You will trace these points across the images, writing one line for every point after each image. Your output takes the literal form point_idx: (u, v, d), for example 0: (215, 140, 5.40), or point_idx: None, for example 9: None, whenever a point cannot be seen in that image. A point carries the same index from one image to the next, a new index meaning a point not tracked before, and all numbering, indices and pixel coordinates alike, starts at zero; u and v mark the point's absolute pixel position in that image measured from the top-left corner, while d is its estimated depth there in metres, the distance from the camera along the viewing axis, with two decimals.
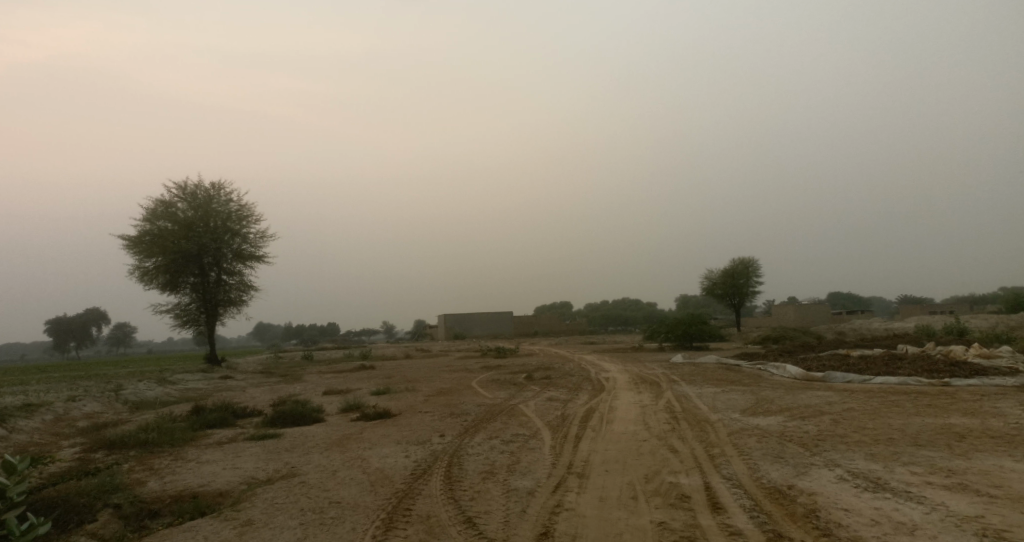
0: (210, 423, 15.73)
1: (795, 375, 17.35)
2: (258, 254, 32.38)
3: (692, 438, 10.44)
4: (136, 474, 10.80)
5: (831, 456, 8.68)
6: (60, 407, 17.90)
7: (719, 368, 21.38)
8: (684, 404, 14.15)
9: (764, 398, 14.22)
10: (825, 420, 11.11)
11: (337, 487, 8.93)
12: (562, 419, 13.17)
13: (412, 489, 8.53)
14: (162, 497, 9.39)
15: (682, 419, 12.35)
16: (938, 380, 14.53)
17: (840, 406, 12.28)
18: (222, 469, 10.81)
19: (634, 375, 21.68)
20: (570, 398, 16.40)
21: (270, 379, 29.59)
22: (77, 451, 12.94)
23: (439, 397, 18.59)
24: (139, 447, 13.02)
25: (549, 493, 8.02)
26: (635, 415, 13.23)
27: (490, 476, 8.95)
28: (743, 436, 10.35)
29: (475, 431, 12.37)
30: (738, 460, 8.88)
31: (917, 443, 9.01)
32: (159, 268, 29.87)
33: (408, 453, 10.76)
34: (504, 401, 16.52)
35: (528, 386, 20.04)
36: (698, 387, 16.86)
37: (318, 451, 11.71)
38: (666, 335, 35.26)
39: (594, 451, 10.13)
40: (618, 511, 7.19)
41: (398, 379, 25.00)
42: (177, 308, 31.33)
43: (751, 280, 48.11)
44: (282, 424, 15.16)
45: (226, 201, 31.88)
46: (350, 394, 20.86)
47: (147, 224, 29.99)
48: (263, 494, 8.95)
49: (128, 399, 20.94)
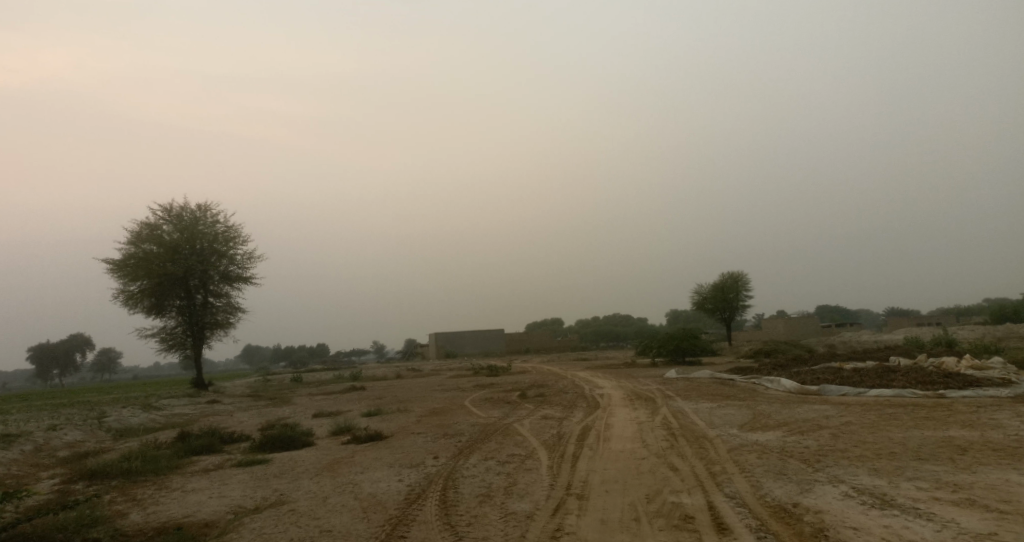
0: (196, 449, 15.36)
1: (789, 389, 17.21)
2: (245, 276, 32.01)
3: (691, 456, 10.24)
4: (119, 505, 10.44)
5: (835, 471, 8.50)
6: (41, 436, 17.44)
7: (713, 382, 21.22)
8: (680, 420, 13.95)
9: (761, 412, 14.05)
10: (825, 434, 10.95)
11: (329, 515, 8.63)
12: (558, 438, 12.92)
13: (407, 515, 8.24)
14: (146, 529, 9.06)
15: (680, 435, 12.14)
16: (933, 392, 14.43)
17: (838, 420, 12.13)
18: (208, 498, 10.48)
19: (628, 391, 21.47)
20: (565, 416, 16.15)
21: (259, 403, 29.11)
22: (58, 482, 12.54)
23: (431, 417, 18.29)
24: (123, 477, 12.64)
25: (548, 517, 7.77)
26: (631, 432, 13.02)
27: (487, 500, 8.68)
28: (742, 453, 10.16)
29: (470, 452, 12.10)
30: (740, 478, 8.68)
31: (920, 456, 8.85)
32: (144, 291, 29.43)
33: (401, 477, 10.47)
34: (498, 420, 16.26)
35: (522, 405, 19.78)
36: (693, 402, 16.68)
37: (308, 476, 11.38)
38: (658, 350, 35.09)
39: (593, 470, 9.89)
40: (620, 534, 6.96)
41: (389, 400, 24.65)
42: (162, 332, 30.86)
43: (740, 294, 48.15)
44: (271, 449, 14.80)
45: (212, 222, 31.55)
46: (340, 417, 20.48)
47: (132, 247, 29.60)
48: (251, 524, 8.64)
49: (112, 426, 20.46)
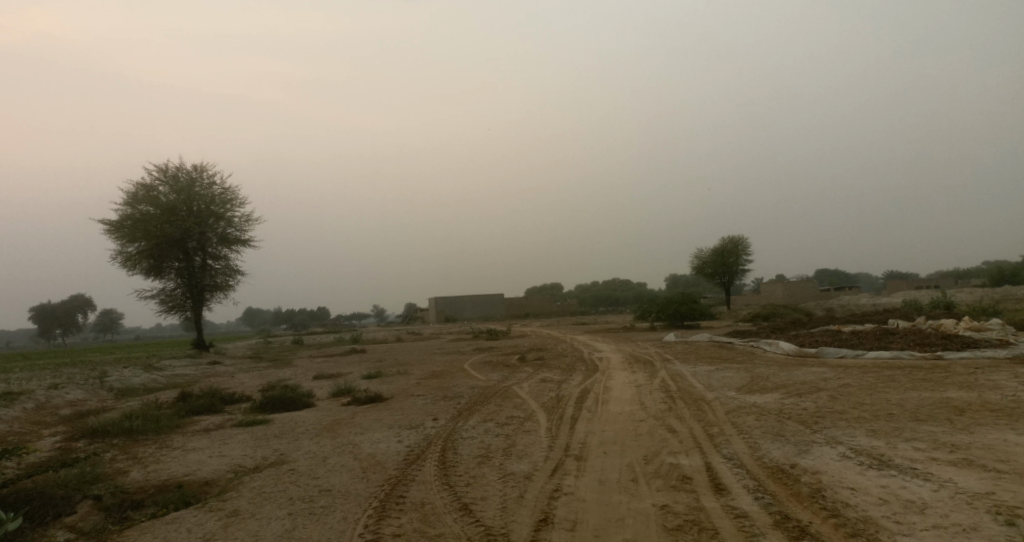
0: (197, 409, 15.44)
1: (788, 351, 17.25)
2: (243, 238, 31.86)
3: (689, 418, 10.27)
4: (119, 463, 10.50)
5: (833, 433, 8.52)
6: (43, 395, 17.51)
7: (712, 346, 21.29)
8: (679, 382, 13.99)
9: (759, 375, 14.07)
10: (823, 396, 10.97)
11: (328, 474, 8.67)
12: (556, 400, 12.98)
13: (406, 475, 8.29)
14: (146, 487, 9.12)
15: (678, 397, 12.17)
16: (930, 354, 14.45)
17: (837, 382, 12.15)
18: (208, 457, 10.54)
19: (627, 354, 21.54)
20: (564, 379, 16.21)
21: (259, 365, 29.25)
22: (59, 440, 12.62)
23: (430, 380, 18.34)
24: (123, 436, 12.71)
25: (546, 477, 7.80)
26: (630, 394, 13.06)
27: (485, 461, 8.71)
28: (740, 415, 10.18)
29: (469, 414, 12.13)
30: (738, 440, 8.69)
31: (918, 418, 8.86)
32: (142, 253, 29.31)
33: (400, 438, 10.51)
34: (497, 383, 16.31)
35: (521, 367, 19.85)
36: (691, 365, 16.72)
37: (308, 437, 11.45)
38: (657, 314, 35.16)
39: (592, 432, 9.92)
40: (618, 494, 6.98)
41: (389, 362, 24.76)
42: (162, 294, 30.85)
43: (740, 258, 48.05)
44: (271, 410, 14.86)
45: (208, 184, 31.27)
46: (340, 378, 20.58)
47: (129, 208, 29.38)
48: (251, 483, 8.68)
49: (114, 386, 20.56)
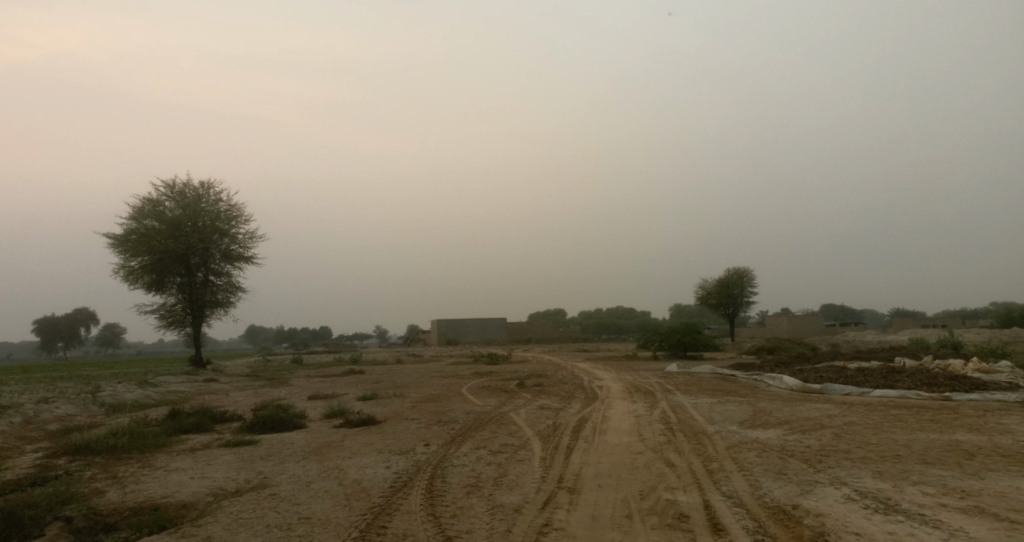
0: (186, 428, 15.12)
1: (792, 387, 16.85)
2: (246, 256, 31.72)
3: (688, 452, 9.92)
4: (98, 482, 10.20)
5: (837, 473, 8.16)
6: (31, 409, 17.20)
7: (714, 377, 20.89)
8: (679, 414, 13.62)
9: (761, 409, 13.70)
10: (827, 434, 10.61)
11: (310, 501, 8.34)
12: (552, 429, 12.62)
13: (390, 504, 7.95)
14: (122, 508, 8.80)
15: (678, 430, 11.81)
16: (938, 395, 14.06)
17: (842, 420, 11.78)
18: (190, 478, 10.22)
19: (627, 383, 21.16)
20: (563, 407, 15.85)
21: (256, 383, 28.92)
22: (41, 456, 12.32)
23: (426, 403, 17.96)
24: (107, 453, 12.39)
25: (537, 511, 7.47)
26: (628, 425, 12.71)
27: (474, 491, 8.38)
28: (741, 450, 9.83)
29: (462, 441, 11.79)
30: (738, 477, 8.34)
31: (926, 460, 8.51)
32: (145, 267, 29.17)
33: (389, 464, 10.17)
34: (493, 409, 15.95)
35: (519, 394, 19.47)
36: (693, 397, 16.34)
37: (294, 460, 11.12)
38: (659, 343, 34.73)
39: (586, 464, 9.57)
40: (610, 532, 6.64)
41: (387, 385, 24.39)
42: (162, 309, 30.67)
43: (744, 290, 47.66)
44: (261, 430, 14.53)
45: (214, 201, 31.23)
46: (335, 400, 20.23)
47: (134, 222, 29.34)
48: (229, 507, 8.36)
49: (106, 402, 20.25)
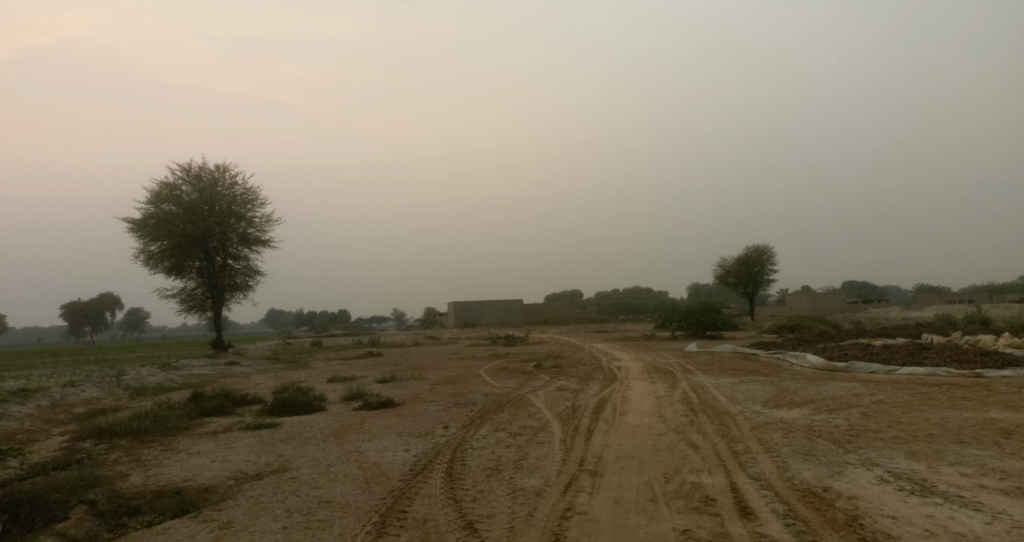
0: (208, 410, 15.18)
1: (816, 365, 16.52)
2: (264, 239, 31.78)
3: (712, 433, 9.72)
4: (121, 465, 10.23)
5: (868, 453, 7.92)
6: (58, 392, 17.39)
7: (735, 357, 20.55)
8: (701, 395, 13.40)
9: (786, 389, 13.41)
10: (855, 413, 10.34)
11: (330, 484, 8.27)
12: (572, 410, 12.47)
13: (410, 488, 7.85)
14: (144, 492, 8.81)
15: (700, 411, 11.59)
16: (969, 372, 13.67)
17: (870, 399, 11.48)
18: (211, 462, 10.22)
19: (647, 363, 20.94)
20: (581, 388, 15.67)
21: (276, 366, 29.07)
22: (66, 440, 12.43)
23: (445, 385, 17.91)
24: (131, 437, 12.45)
25: (559, 494, 7.33)
26: (649, 406, 12.51)
27: (494, 474, 8.25)
28: (767, 431, 9.60)
29: (481, 423, 11.66)
30: (765, 459, 8.13)
31: (961, 440, 8.22)
32: (164, 252, 29.38)
33: (408, 447, 10.08)
34: (512, 390, 15.82)
35: (537, 375, 19.32)
36: (714, 377, 16.07)
37: (314, 443, 11.09)
38: (678, 323, 34.37)
39: (607, 446, 9.39)
40: (635, 516, 6.48)
41: (406, 367, 24.38)
42: (183, 293, 30.90)
43: (765, 268, 46.98)
44: (281, 413, 14.53)
45: (230, 184, 31.25)
46: (354, 382, 20.24)
47: (152, 207, 29.49)
48: (249, 491, 8.31)
49: (130, 385, 20.44)
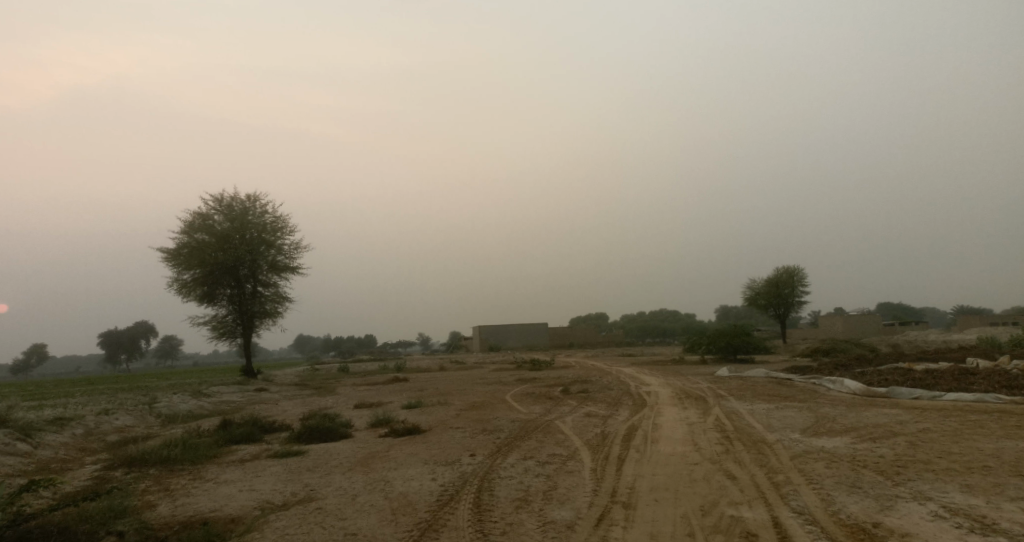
0: (236, 438, 15.13)
1: (855, 390, 15.97)
2: (292, 266, 32.05)
3: (750, 463, 9.35)
4: (149, 495, 10.17)
5: (919, 486, 7.51)
6: (91, 420, 17.53)
7: (769, 382, 19.99)
8: (736, 421, 12.98)
9: (825, 415, 12.93)
10: (901, 442, 9.88)
11: (356, 515, 8.08)
12: (602, 438, 12.15)
13: (437, 520, 7.61)
14: (171, 523, 8.70)
15: (736, 439, 11.20)
16: (1019, 398, 13.06)
17: (915, 427, 10.99)
18: (238, 491, 10.10)
19: (677, 389, 20.48)
20: (611, 414, 15.33)
21: (304, 392, 29.11)
22: (98, 468, 12.45)
23: (472, 411, 17.69)
24: (161, 465, 12.43)
25: (592, 528, 7.04)
26: (682, 433, 12.14)
27: (524, 506, 7.99)
28: (808, 460, 9.20)
29: (508, 451, 11.39)
30: (808, 490, 7.75)
31: (1020, 473, 7.76)
32: (197, 280, 29.78)
33: (435, 476, 9.86)
34: (540, 416, 15.55)
35: (565, 401, 19.00)
36: (748, 403, 15.61)
37: (340, 471, 10.93)
38: (708, 347, 33.73)
39: (640, 476, 9.07)
40: None
41: (432, 392, 24.20)
42: (214, 320, 31.20)
43: (796, 289, 46.05)
44: (308, 440, 14.42)
45: (261, 213, 31.66)
46: (381, 408, 20.11)
47: (185, 236, 29.97)
48: (275, 522, 8.16)
49: (161, 412, 20.57)
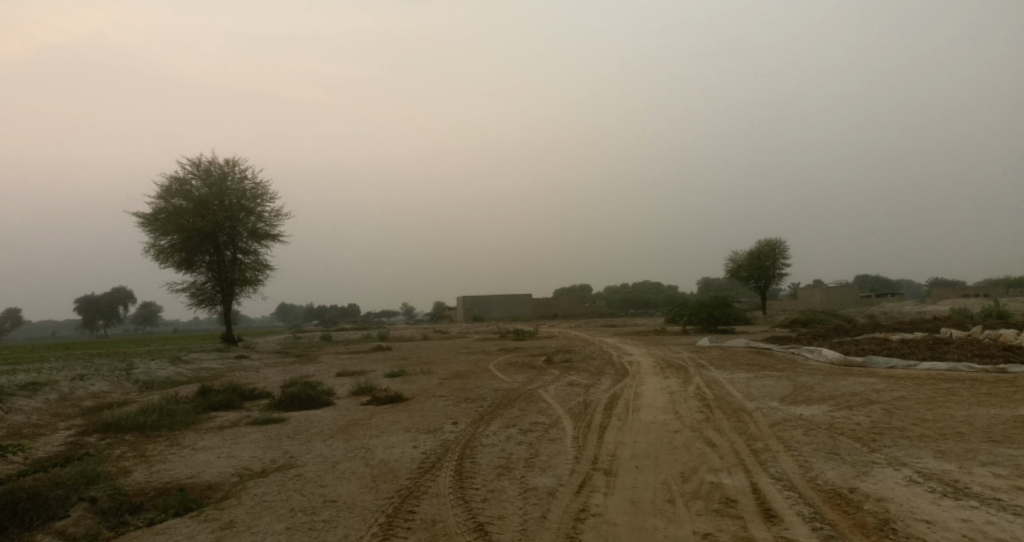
0: (215, 405, 14.99)
1: (833, 360, 16.18)
2: (273, 233, 31.64)
3: (729, 430, 9.41)
4: (125, 461, 10.05)
5: (895, 452, 7.60)
6: (66, 386, 17.26)
7: (749, 352, 20.21)
8: (715, 390, 13.09)
9: (803, 384, 13.09)
10: (877, 410, 10.01)
11: (335, 482, 8.05)
12: (583, 406, 12.21)
13: (418, 487, 7.60)
14: (147, 489, 8.60)
15: (716, 407, 11.29)
16: (991, 367, 13.30)
17: (891, 394, 11.14)
18: (216, 458, 10.00)
19: (658, 358, 20.63)
20: (592, 383, 15.39)
21: (285, 360, 28.96)
22: (72, 434, 12.28)
23: (454, 380, 17.69)
24: (137, 432, 12.28)
25: (572, 494, 7.05)
26: (663, 402, 12.21)
27: (505, 473, 7.99)
28: (786, 428, 9.29)
29: (490, 419, 11.39)
30: (786, 458, 7.82)
31: (992, 439, 7.89)
32: (175, 246, 29.32)
33: (416, 443, 9.83)
34: (522, 385, 15.59)
35: (547, 370, 19.06)
36: (728, 372, 15.75)
37: (321, 439, 10.87)
38: (689, 318, 33.97)
39: (621, 444, 9.12)
40: (653, 518, 6.20)
41: (414, 361, 24.19)
42: (193, 287, 30.78)
43: (777, 262, 46.45)
44: (289, 408, 14.33)
45: (239, 179, 31.10)
46: (362, 377, 20.05)
47: (162, 201, 29.38)
48: (254, 489, 8.10)
49: (139, 379, 20.32)
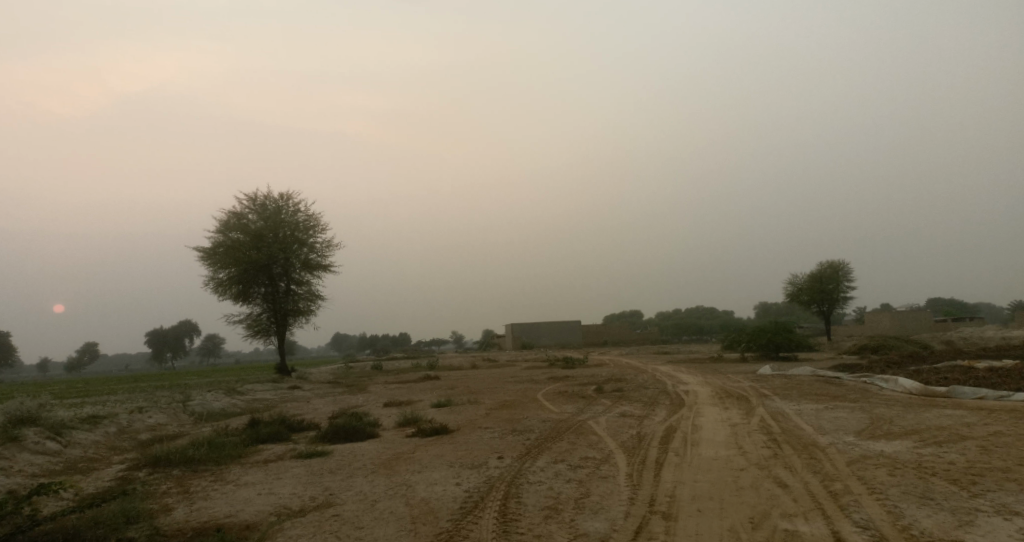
0: (263, 438, 14.75)
1: (911, 389, 14.89)
2: (325, 264, 31.89)
3: (803, 469, 8.51)
4: (167, 498, 9.79)
5: (1001, 499, 6.61)
6: (125, 418, 17.39)
7: (816, 380, 18.94)
8: (782, 423, 12.10)
9: (880, 416, 11.97)
10: (971, 447, 8.93)
11: (373, 524, 7.53)
12: (638, 440, 11.42)
13: (459, 530, 7.01)
14: (185, 529, 8.27)
15: (785, 442, 10.36)
16: None
17: (986, 429, 10.01)
18: (256, 495, 9.64)
19: (717, 388, 19.57)
20: (647, 415, 14.53)
21: (337, 390, 28.89)
22: (123, 468, 12.18)
23: (502, 411, 17.09)
24: (184, 465, 12.09)
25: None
26: (724, 436, 11.31)
27: (553, 515, 7.33)
28: (867, 467, 8.34)
29: (538, 453, 10.75)
30: (871, 501, 6.93)
31: None
32: (232, 279, 29.83)
33: (459, 480, 9.26)
34: (572, 417, 14.86)
35: (599, 400, 18.27)
36: (795, 403, 14.65)
37: (363, 474, 10.41)
38: (748, 344, 32.50)
39: (681, 483, 8.33)
40: None
41: (462, 391, 23.73)
42: (249, 319, 31.18)
43: (840, 285, 44.40)
44: (334, 440, 13.98)
45: (293, 211, 31.57)
46: (410, 407, 19.62)
47: (221, 235, 30.06)
48: (289, 531, 7.65)
49: (195, 411, 20.42)
